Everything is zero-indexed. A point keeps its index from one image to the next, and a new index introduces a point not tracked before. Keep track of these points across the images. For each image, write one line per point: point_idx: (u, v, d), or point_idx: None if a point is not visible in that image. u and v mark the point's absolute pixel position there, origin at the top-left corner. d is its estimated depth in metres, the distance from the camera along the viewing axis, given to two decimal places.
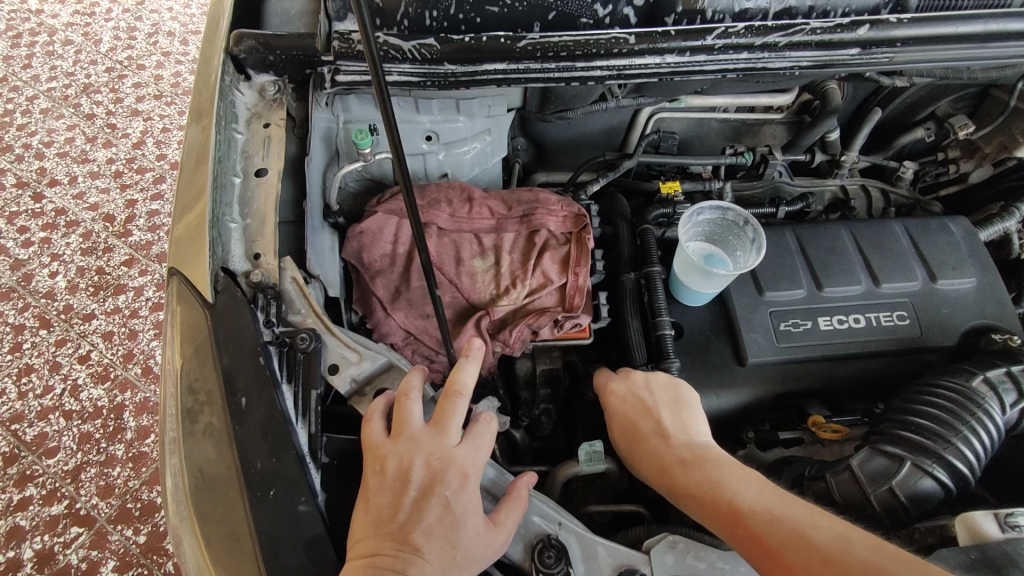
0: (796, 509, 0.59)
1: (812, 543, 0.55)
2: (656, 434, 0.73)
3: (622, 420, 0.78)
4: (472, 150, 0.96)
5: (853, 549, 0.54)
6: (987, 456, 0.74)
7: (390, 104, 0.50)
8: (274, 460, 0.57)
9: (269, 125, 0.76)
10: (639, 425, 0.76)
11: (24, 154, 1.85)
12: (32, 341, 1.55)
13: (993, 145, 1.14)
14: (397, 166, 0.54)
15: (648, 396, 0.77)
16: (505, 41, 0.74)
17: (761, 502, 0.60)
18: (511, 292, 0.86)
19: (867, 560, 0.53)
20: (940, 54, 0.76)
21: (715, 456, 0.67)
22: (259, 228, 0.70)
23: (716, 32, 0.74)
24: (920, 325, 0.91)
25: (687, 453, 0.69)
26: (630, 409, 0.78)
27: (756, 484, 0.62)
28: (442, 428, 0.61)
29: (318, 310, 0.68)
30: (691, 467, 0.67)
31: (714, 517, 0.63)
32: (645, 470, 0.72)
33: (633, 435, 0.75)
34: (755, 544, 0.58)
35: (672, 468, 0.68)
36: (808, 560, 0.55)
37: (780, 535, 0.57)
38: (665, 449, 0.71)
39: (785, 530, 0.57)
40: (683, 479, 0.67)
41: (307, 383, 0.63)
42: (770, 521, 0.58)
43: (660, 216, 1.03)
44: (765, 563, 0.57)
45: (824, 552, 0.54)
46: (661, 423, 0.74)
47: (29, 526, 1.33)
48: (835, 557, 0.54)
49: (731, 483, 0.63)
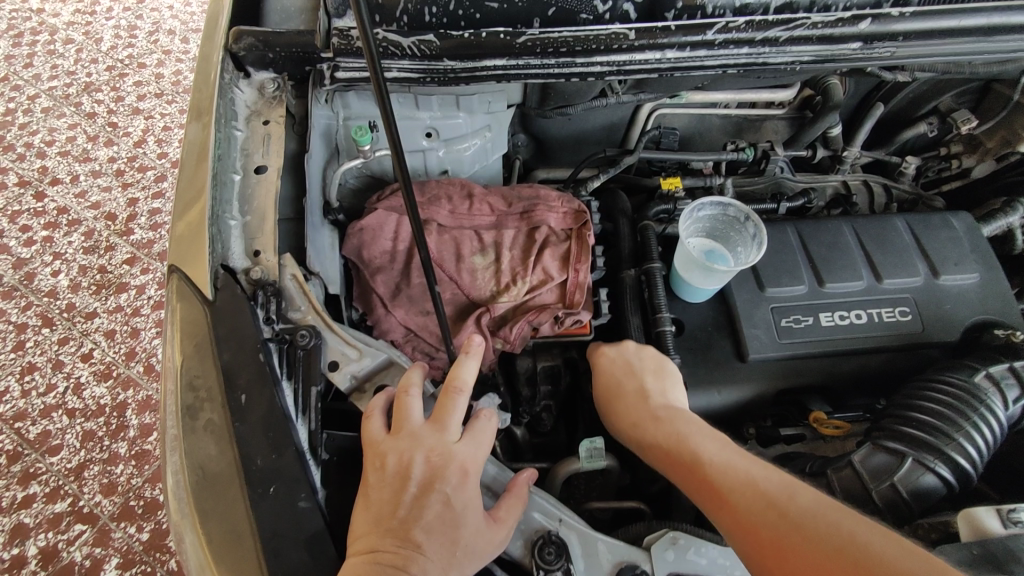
0: (752, 464, 0.60)
1: (759, 489, 0.57)
2: (635, 394, 0.76)
3: (604, 380, 0.80)
4: (472, 147, 0.96)
5: (797, 497, 0.55)
6: (990, 452, 0.74)
7: (389, 101, 0.52)
8: (274, 456, 0.57)
9: (269, 122, 0.76)
10: (622, 384, 0.78)
11: (26, 154, 1.85)
12: (35, 340, 1.55)
13: (996, 139, 1.12)
14: (397, 162, 0.55)
15: (635, 361, 0.80)
16: (504, 37, 0.73)
17: (721, 454, 0.63)
18: (511, 288, 0.86)
19: (808, 508, 0.54)
20: (942, 49, 0.76)
21: (687, 416, 0.71)
22: (259, 225, 0.70)
23: (716, 27, 0.73)
24: (922, 321, 0.91)
25: (662, 412, 0.72)
26: (616, 370, 0.80)
27: (719, 441, 0.65)
28: (442, 425, 0.61)
29: (318, 307, 0.67)
30: (663, 422, 0.71)
31: (677, 468, 0.65)
32: (620, 427, 0.76)
33: (612, 393, 0.78)
34: (708, 490, 0.61)
35: (646, 424, 0.72)
36: (755, 504, 0.56)
37: (732, 481, 0.59)
38: (642, 408, 0.74)
39: (737, 478, 0.59)
40: (655, 434, 0.70)
41: (307, 380, 0.63)
42: (724, 470, 0.61)
43: (660, 212, 1.02)
44: (716, 509, 0.59)
45: (770, 497, 0.56)
46: (643, 384, 0.77)
47: (33, 524, 1.33)
48: (779, 502, 0.55)
49: (696, 437, 0.66)
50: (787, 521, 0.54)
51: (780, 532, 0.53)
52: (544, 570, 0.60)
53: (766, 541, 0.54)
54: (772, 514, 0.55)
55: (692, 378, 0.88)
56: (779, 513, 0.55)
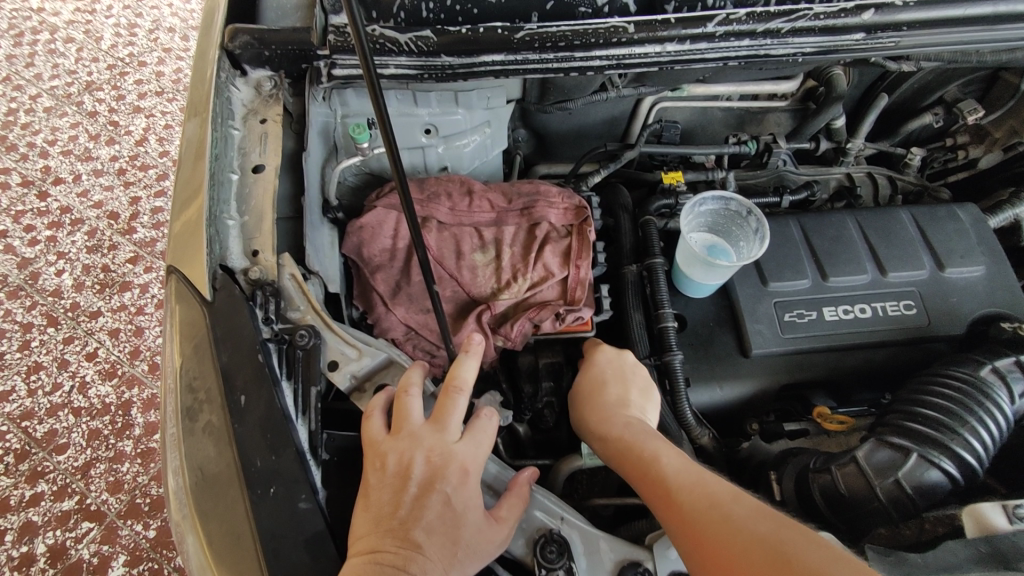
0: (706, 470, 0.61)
1: (709, 489, 0.58)
2: (605, 395, 0.77)
3: (591, 374, 0.80)
4: (472, 143, 0.95)
5: (742, 501, 0.55)
6: (994, 449, 0.72)
7: (383, 100, 0.51)
8: (274, 457, 0.57)
9: (266, 121, 0.76)
10: (602, 384, 0.78)
11: (29, 153, 1.85)
12: (40, 339, 1.55)
13: (1003, 129, 1.12)
14: (391, 160, 0.55)
15: (628, 368, 0.80)
16: (502, 32, 0.73)
17: (682, 458, 0.64)
18: (511, 286, 0.85)
19: (751, 512, 0.54)
20: (947, 37, 0.75)
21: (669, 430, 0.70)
22: (257, 225, 0.70)
23: (717, 19, 0.72)
24: (928, 314, 0.90)
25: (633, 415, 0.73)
26: (608, 371, 0.79)
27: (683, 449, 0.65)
28: (442, 425, 0.60)
29: (317, 306, 0.67)
30: (632, 425, 0.71)
31: (633, 465, 0.66)
32: (586, 422, 0.76)
33: (589, 387, 0.79)
34: (658, 489, 0.61)
35: (614, 421, 0.73)
36: (700, 502, 0.57)
37: (683, 482, 0.60)
38: (611, 408, 0.75)
39: (690, 479, 0.60)
40: (619, 432, 0.71)
41: (307, 379, 0.63)
42: (680, 470, 0.62)
43: (662, 207, 1.01)
44: (662, 505, 0.60)
45: (716, 496, 0.57)
46: (624, 391, 0.77)
47: (41, 522, 1.34)
48: (723, 501, 0.56)
49: (659, 440, 0.67)
50: (727, 522, 0.54)
51: (717, 529, 0.54)
52: (546, 569, 0.59)
53: (703, 535, 0.54)
54: (715, 512, 0.55)
55: (695, 374, 0.88)
56: (721, 512, 0.55)
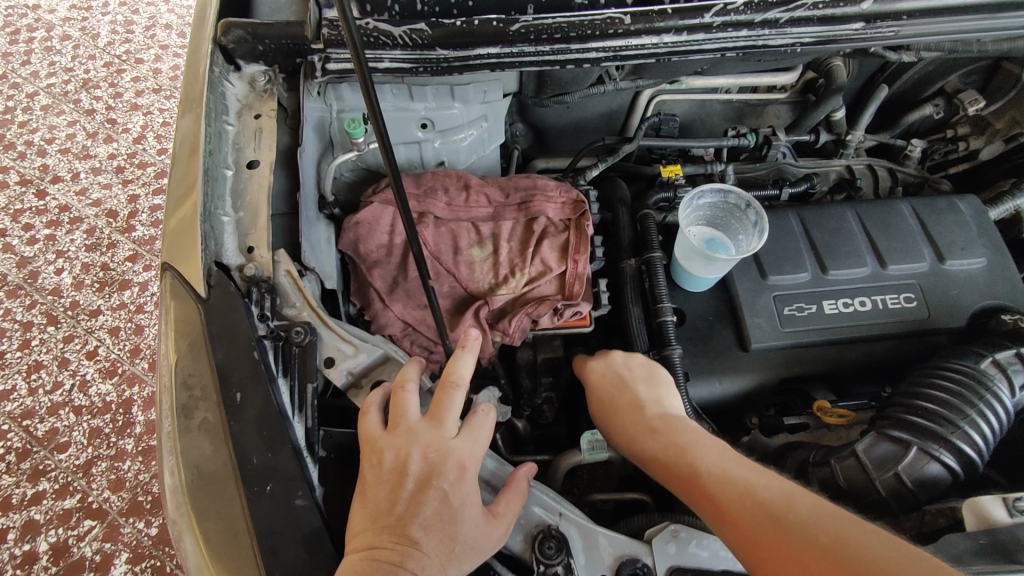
0: (749, 471, 0.58)
1: (757, 499, 0.55)
2: (623, 401, 0.74)
3: (598, 394, 0.78)
4: (468, 137, 0.94)
5: (796, 504, 0.53)
6: (996, 439, 0.72)
7: (373, 93, 0.50)
8: (270, 454, 0.57)
9: (261, 116, 0.75)
10: (616, 398, 0.75)
11: (27, 152, 1.84)
12: (40, 338, 1.55)
13: (1004, 120, 1.12)
14: (384, 155, 0.54)
15: (625, 372, 0.77)
16: (498, 24, 0.72)
17: (719, 463, 0.60)
18: (509, 281, 0.85)
19: (810, 515, 0.52)
20: (947, 27, 0.74)
21: (686, 425, 0.67)
22: (252, 221, 0.69)
23: (714, 10, 0.71)
24: (928, 307, 0.89)
25: (658, 423, 0.69)
26: (607, 384, 0.77)
27: (718, 449, 0.62)
28: (439, 420, 0.60)
29: (313, 302, 0.68)
30: (659, 434, 0.67)
31: (676, 481, 0.63)
32: (618, 442, 0.73)
33: (607, 407, 0.75)
34: (709, 505, 0.58)
35: (643, 436, 0.69)
36: (754, 516, 0.54)
37: (729, 494, 0.57)
38: (636, 419, 0.71)
39: (735, 489, 0.57)
40: (652, 447, 0.67)
41: (303, 376, 0.63)
42: (722, 480, 0.58)
43: (660, 200, 1.00)
44: (718, 522, 0.57)
45: (768, 505, 0.54)
46: (637, 395, 0.74)
47: (44, 520, 1.34)
48: (776, 511, 0.53)
49: (693, 447, 0.63)
50: (788, 535, 0.51)
51: (782, 542, 0.51)
52: (544, 564, 0.59)
53: (770, 551, 0.52)
54: (772, 526, 0.52)
55: (694, 368, 0.87)
56: (779, 525, 0.52)
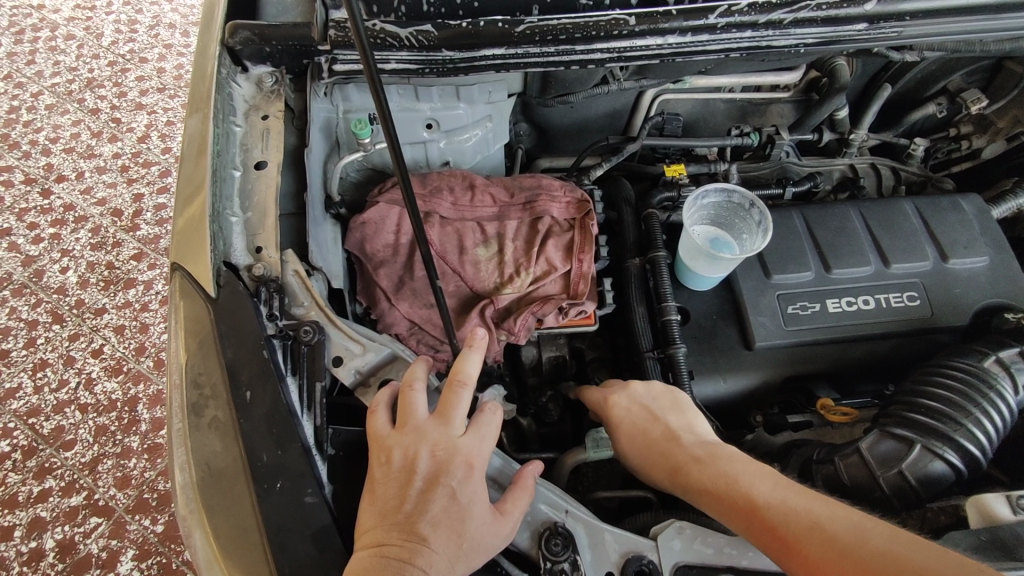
0: (812, 502, 0.57)
1: (827, 533, 0.54)
2: (659, 430, 0.72)
3: (627, 428, 0.75)
4: (474, 138, 0.95)
5: (868, 537, 0.52)
6: (1000, 438, 0.73)
7: (383, 95, 0.50)
8: (280, 452, 0.58)
9: (268, 117, 0.76)
10: (648, 430, 0.73)
11: (31, 151, 1.85)
12: (46, 336, 1.56)
13: (1007, 119, 1.12)
14: (393, 156, 0.54)
15: (651, 403, 0.75)
16: (503, 26, 0.72)
17: (776, 494, 0.59)
18: (515, 280, 0.85)
19: (883, 547, 0.51)
20: (951, 27, 0.74)
21: (729, 452, 0.65)
22: (260, 222, 0.70)
23: (719, 11, 0.72)
24: (931, 306, 0.90)
25: (699, 452, 0.67)
26: (636, 417, 0.75)
27: (771, 479, 0.60)
28: (447, 419, 0.60)
29: (321, 302, 0.68)
30: (704, 464, 0.65)
31: (731, 515, 0.60)
32: (657, 475, 0.70)
33: (641, 440, 0.73)
34: (776, 541, 0.56)
35: (686, 467, 0.66)
36: (828, 553, 0.53)
37: (795, 528, 0.55)
38: (674, 449, 0.69)
39: (802, 523, 0.55)
40: (697, 478, 0.65)
41: (311, 375, 0.64)
42: (784, 513, 0.57)
43: (664, 199, 1.01)
44: (787, 558, 0.55)
45: (841, 542, 0.53)
46: (668, 425, 0.72)
47: (50, 517, 1.35)
48: (852, 549, 0.52)
49: (744, 477, 0.62)
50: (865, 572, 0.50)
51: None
52: (551, 561, 0.60)
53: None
54: (848, 563, 0.51)
55: (699, 367, 0.88)
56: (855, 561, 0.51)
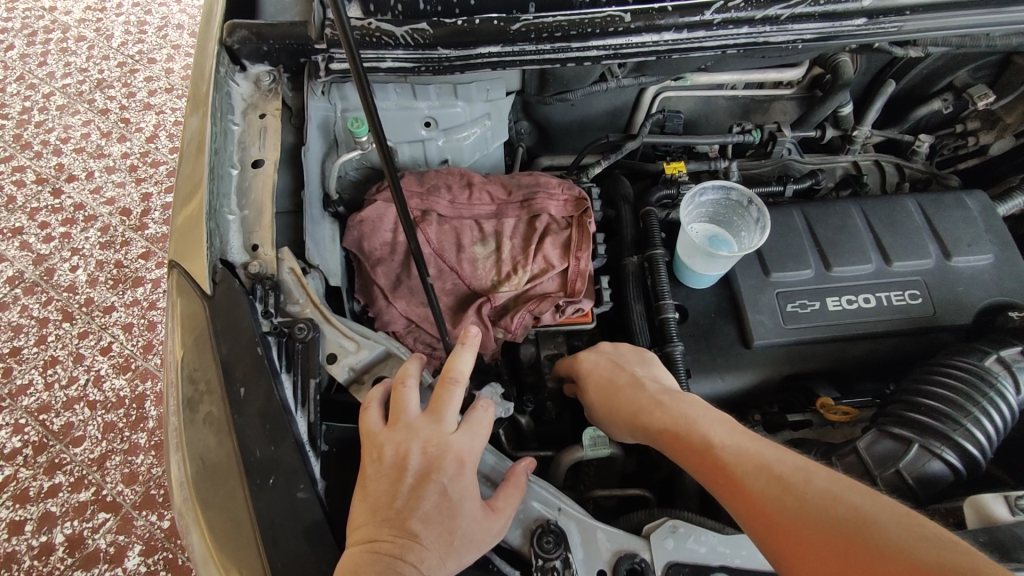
0: (762, 446, 0.58)
1: (774, 473, 0.55)
2: (626, 380, 0.75)
3: (599, 376, 0.78)
4: (472, 136, 0.95)
5: (813, 479, 0.53)
6: (999, 438, 0.71)
7: (370, 94, 0.51)
8: (272, 448, 0.58)
9: (265, 116, 0.76)
10: (614, 379, 0.76)
11: (43, 151, 1.88)
12: (56, 334, 1.59)
13: (1015, 115, 1.10)
14: (381, 154, 0.55)
15: (618, 358, 0.79)
16: (498, 23, 0.72)
17: (731, 438, 0.60)
18: (512, 278, 0.86)
19: (827, 488, 0.52)
20: (953, 21, 0.73)
21: (692, 398, 0.68)
22: (257, 219, 0.70)
23: (715, 7, 0.71)
24: (933, 304, 0.89)
25: (664, 395, 0.69)
26: (603, 368, 0.78)
27: (730, 426, 0.62)
28: (439, 415, 0.59)
29: (316, 300, 0.68)
30: (666, 407, 0.67)
31: (684, 451, 0.62)
32: (621, 421, 0.72)
33: (606, 390, 0.76)
34: (719, 478, 0.58)
35: (647, 410, 0.69)
36: (767, 491, 0.54)
37: (743, 467, 0.57)
38: (640, 394, 0.71)
39: (750, 464, 0.57)
40: (657, 419, 0.67)
41: (305, 372, 0.63)
42: (736, 454, 0.58)
43: (663, 197, 0.99)
44: (728, 495, 0.56)
45: (784, 482, 0.54)
46: (635, 375, 0.75)
47: (59, 512, 1.37)
48: (795, 487, 0.53)
49: (703, 422, 0.63)
50: (802, 509, 0.52)
51: (796, 515, 0.51)
52: (543, 558, 0.60)
53: (787, 527, 0.51)
54: (789, 500, 0.52)
55: (696, 365, 0.87)
56: (796, 498, 0.52)
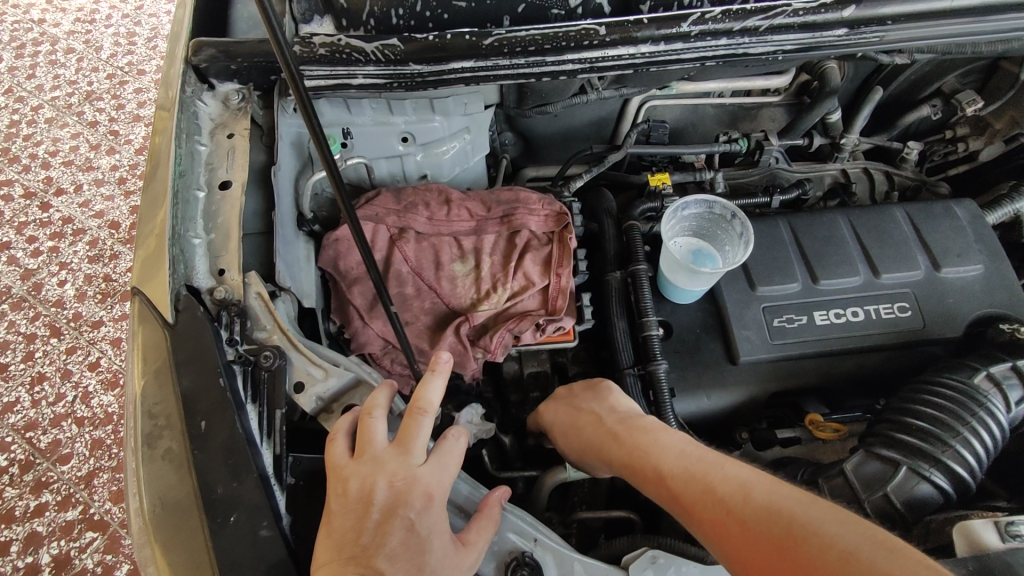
0: (707, 465, 0.60)
1: (716, 496, 0.56)
2: (584, 415, 0.77)
3: (562, 417, 0.80)
4: (451, 150, 0.93)
5: (753, 495, 0.54)
6: (991, 457, 0.69)
7: (317, 123, 0.49)
8: (235, 484, 0.55)
9: (234, 135, 0.74)
10: (574, 419, 0.78)
11: (31, 165, 1.86)
12: (43, 350, 1.56)
13: (1004, 120, 1.08)
14: (331, 180, 0.52)
15: (575, 396, 0.81)
16: (470, 38, 0.71)
17: (681, 463, 0.62)
18: (491, 296, 0.84)
19: (765, 502, 0.53)
20: (935, 31, 0.71)
21: (645, 426, 0.70)
22: (223, 242, 0.68)
23: (691, 19, 0.70)
24: (923, 317, 0.87)
25: (618, 428, 0.71)
26: (563, 413, 0.80)
27: (679, 447, 0.64)
28: (406, 448, 0.57)
29: (283, 325, 0.66)
30: (622, 441, 0.70)
31: (644, 483, 0.65)
32: (590, 458, 0.75)
33: (570, 430, 0.78)
34: (678, 506, 0.59)
35: (607, 445, 0.71)
36: (716, 513, 0.55)
37: (693, 493, 0.58)
38: (597, 430, 0.74)
39: (698, 488, 0.58)
40: (617, 455, 0.69)
41: (272, 402, 0.61)
42: (685, 480, 0.60)
43: (647, 210, 0.98)
44: (690, 521, 0.58)
45: (727, 503, 0.55)
46: (591, 410, 0.77)
47: (46, 532, 1.35)
48: (735, 507, 0.54)
49: (654, 452, 0.65)
50: (746, 529, 0.53)
51: (739, 537, 0.53)
52: None
53: (740, 548, 0.53)
54: (733, 522, 0.54)
55: (680, 383, 0.85)
56: (737, 518, 0.54)
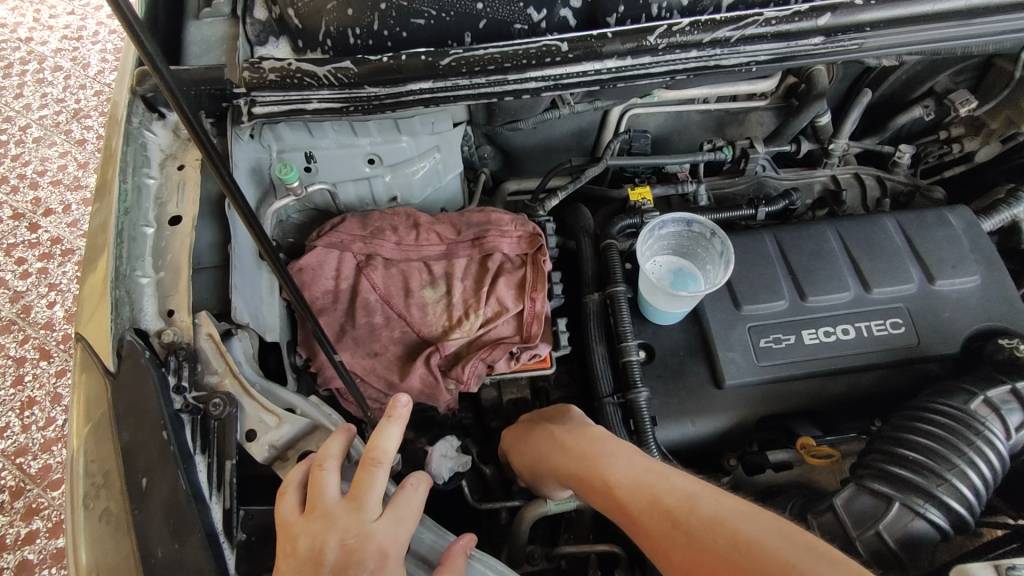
0: (653, 474, 0.58)
1: (662, 506, 0.54)
2: (538, 427, 0.75)
3: (521, 432, 0.78)
4: (422, 170, 0.90)
5: (699, 506, 0.52)
6: (990, 489, 0.65)
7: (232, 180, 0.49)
8: (176, 546, 0.52)
9: (184, 167, 0.70)
10: (529, 432, 0.76)
11: (19, 185, 1.83)
12: (33, 373, 1.54)
13: (999, 120, 1.03)
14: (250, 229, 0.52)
15: (539, 418, 0.79)
16: (426, 58, 0.67)
17: (628, 472, 0.60)
18: (463, 323, 0.80)
19: (711, 513, 0.51)
20: (917, 36, 0.67)
21: (596, 434, 0.68)
22: (173, 281, 0.64)
23: (658, 31, 0.66)
24: (918, 333, 0.83)
25: (568, 437, 0.69)
26: (520, 429, 0.79)
27: (626, 458, 0.62)
28: (360, 503, 0.54)
29: (235, 369, 0.62)
30: (569, 451, 0.67)
31: (592, 493, 0.62)
32: (540, 470, 0.72)
33: (524, 442, 0.76)
34: (623, 516, 0.57)
35: (555, 456, 0.69)
36: (661, 523, 0.53)
37: (638, 502, 0.56)
38: (550, 442, 0.71)
39: (644, 497, 0.56)
40: (565, 463, 0.67)
41: (221, 453, 0.58)
42: (631, 489, 0.58)
43: (627, 226, 0.94)
44: (635, 534, 0.56)
45: (672, 513, 0.53)
46: (546, 424, 0.75)
47: (37, 560, 1.32)
48: (679, 516, 0.52)
49: (602, 460, 0.63)
50: (690, 541, 0.50)
51: (684, 549, 0.50)
52: None
53: (683, 561, 0.50)
54: (677, 534, 0.52)
55: (663, 410, 0.82)
56: (682, 529, 0.51)
